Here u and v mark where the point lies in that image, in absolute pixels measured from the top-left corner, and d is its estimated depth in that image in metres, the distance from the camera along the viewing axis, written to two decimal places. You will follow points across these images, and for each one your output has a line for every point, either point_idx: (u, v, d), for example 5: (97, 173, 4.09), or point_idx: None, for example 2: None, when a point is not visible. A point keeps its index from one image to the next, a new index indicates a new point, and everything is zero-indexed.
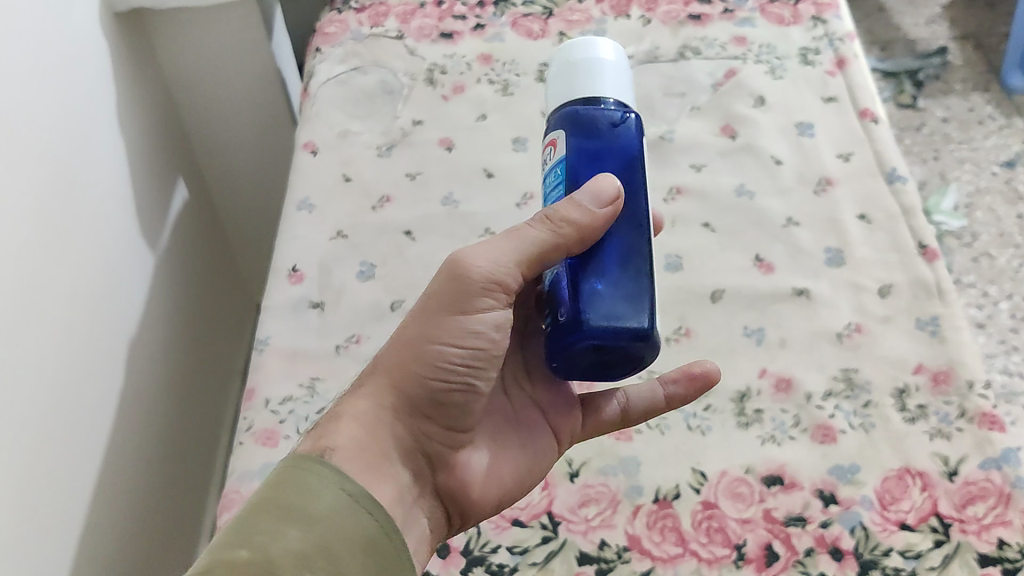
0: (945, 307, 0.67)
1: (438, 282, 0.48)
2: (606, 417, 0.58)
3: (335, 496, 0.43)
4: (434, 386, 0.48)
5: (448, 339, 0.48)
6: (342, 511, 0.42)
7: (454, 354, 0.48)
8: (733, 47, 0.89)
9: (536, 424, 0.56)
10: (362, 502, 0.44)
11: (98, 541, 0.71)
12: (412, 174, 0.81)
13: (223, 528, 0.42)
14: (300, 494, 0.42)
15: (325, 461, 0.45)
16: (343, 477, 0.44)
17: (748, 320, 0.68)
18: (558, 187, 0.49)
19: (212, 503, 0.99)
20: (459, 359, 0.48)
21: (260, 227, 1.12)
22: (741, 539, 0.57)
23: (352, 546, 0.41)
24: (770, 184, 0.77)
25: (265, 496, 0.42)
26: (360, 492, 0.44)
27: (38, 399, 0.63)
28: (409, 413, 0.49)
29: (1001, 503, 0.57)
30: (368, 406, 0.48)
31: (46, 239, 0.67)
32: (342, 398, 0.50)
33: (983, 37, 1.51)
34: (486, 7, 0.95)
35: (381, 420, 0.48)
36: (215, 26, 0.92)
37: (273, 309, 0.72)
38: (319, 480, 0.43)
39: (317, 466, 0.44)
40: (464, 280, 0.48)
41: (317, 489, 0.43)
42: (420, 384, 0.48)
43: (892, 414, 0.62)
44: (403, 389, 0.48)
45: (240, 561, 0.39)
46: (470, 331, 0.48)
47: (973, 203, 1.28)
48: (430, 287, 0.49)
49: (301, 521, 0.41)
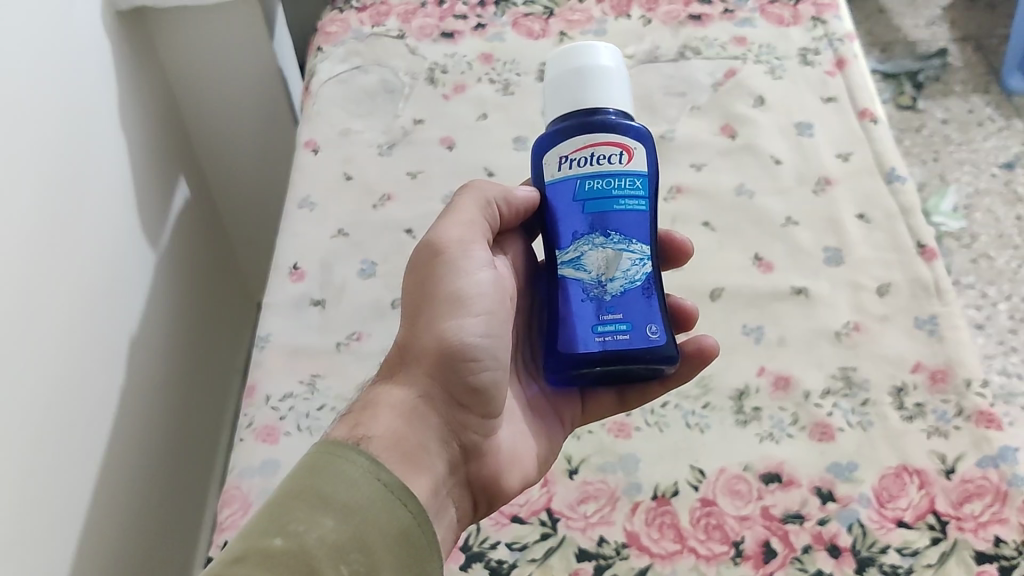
0: (943, 306, 0.68)
1: None
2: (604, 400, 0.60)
3: (371, 486, 0.44)
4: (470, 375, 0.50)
5: (467, 314, 0.51)
6: (379, 500, 0.44)
7: (474, 327, 0.51)
8: (733, 47, 0.89)
9: (544, 413, 0.58)
10: (397, 492, 0.44)
11: (99, 536, 0.71)
12: (413, 172, 0.81)
13: (261, 509, 0.43)
14: (335, 483, 0.43)
15: (359, 449, 0.46)
16: (377, 466, 0.45)
17: (747, 319, 0.69)
18: (634, 198, 0.52)
19: (214, 501, 1.00)
20: (479, 331, 0.51)
21: (262, 226, 1.13)
22: (739, 536, 0.57)
23: (385, 537, 0.43)
24: (769, 183, 0.78)
25: (299, 483, 0.43)
26: (394, 480, 0.45)
27: (40, 396, 0.64)
28: (445, 403, 0.51)
29: (998, 501, 0.57)
30: (403, 396, 0.50)
31: (47, 236, 0.67)
32: (376, 389, 0.51)
33: (983, 39, 1.51)
34: (487, 7, 0.95)
35: (417, 408, 0.50)
36: (217, 24, 0.92)
37: (274, 307, 0.72)
38: (353, 468, 0.44)
39: (353, 454, 0.45)
40: None
41: (350, 476, 0.44)
42: (458, 374, 0.50)
43: (890, 412, 0.62)
44: (431, 371, 0.50)
45: (276, 551, 0.40)
46: None
47: (973, 204, 1.29)
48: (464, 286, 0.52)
49: (336, 511, 0.42)
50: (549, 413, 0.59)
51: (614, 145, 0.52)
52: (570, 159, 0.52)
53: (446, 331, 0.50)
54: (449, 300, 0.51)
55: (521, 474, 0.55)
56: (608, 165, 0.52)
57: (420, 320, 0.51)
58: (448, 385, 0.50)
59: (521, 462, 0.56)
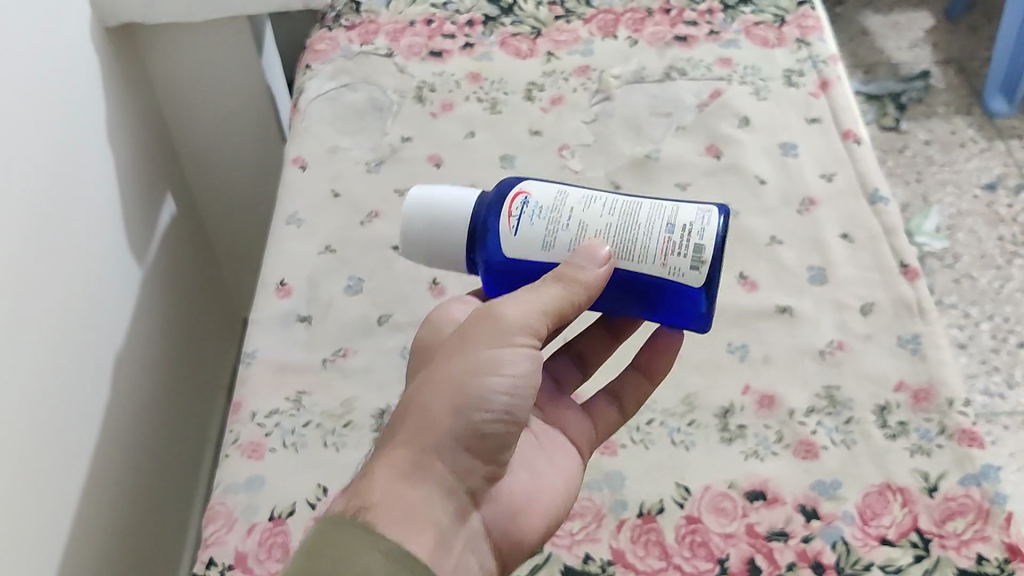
0: (925, 326, 0.68)
1: (472, 327, 0.50)
2: (609, 417, 0.62)
3: (371, 556, 0.40)
4: (476, 416, 0.47)
5: (490, 369, 0.48)
6: (389, 574, 0.40)
7: (497, 383, 0.48)
8: (718, 68, 0.90)
9: (560, 443, 0.58)
10: (400, 561, 0.41)
11: (84, 551, 0.70)
12: (401, 190, 0.81)
13: None
14: (334, 557, 0.40)
15: (360, 520, 0.42)
16: (378, 537, 0.41)
17: (732, 337, 0.69)
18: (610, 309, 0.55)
19: (198, 518, 0.99)
20: (502, 388, 0.48)
21: (249, 243, 1.13)
22: (724, 553, 0.58)
23: None
24: (754, 203, 0.78)
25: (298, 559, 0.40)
26: (398, 550, 0.41)
27: (23, 412, 0.63)
28: (455, 451, 0.47)
29: (980, 518, 0.57)
30: (406, 451, 0.46)
31: (38, 254, 0.68)
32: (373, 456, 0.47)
33: (965, 62, 1.54)
34: (476, 26, 0.96)
35: (421, 463, 0.46)
36: (206, 44, 0.93)
37: (261, 323, 0.72)
38: (351, 539, 0.41)
39: (351, 527, 0.41)
40: (497, 322, 0.49)
41: (351, 550, 0.40)
42: (460, 416, 0.47)
43: (874, 430, 0.63)
44: (441, 425, 0.47)
45: None
46: (505, 360, 0.48)
47: (955, 225, 1.30)
48: (462, 334, 0.50)
49: None
50: (567, 444, 0.59)
51: (517, 195, 0.53)
52: (513, 227, 0.52)
53: (469, 387, 0.47)
54: (475, 357, 0.48)
55: (544, 513, 0.54)
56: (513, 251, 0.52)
57: (437, 374, 0.48)
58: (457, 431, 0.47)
59: (543, 508, 0.54)
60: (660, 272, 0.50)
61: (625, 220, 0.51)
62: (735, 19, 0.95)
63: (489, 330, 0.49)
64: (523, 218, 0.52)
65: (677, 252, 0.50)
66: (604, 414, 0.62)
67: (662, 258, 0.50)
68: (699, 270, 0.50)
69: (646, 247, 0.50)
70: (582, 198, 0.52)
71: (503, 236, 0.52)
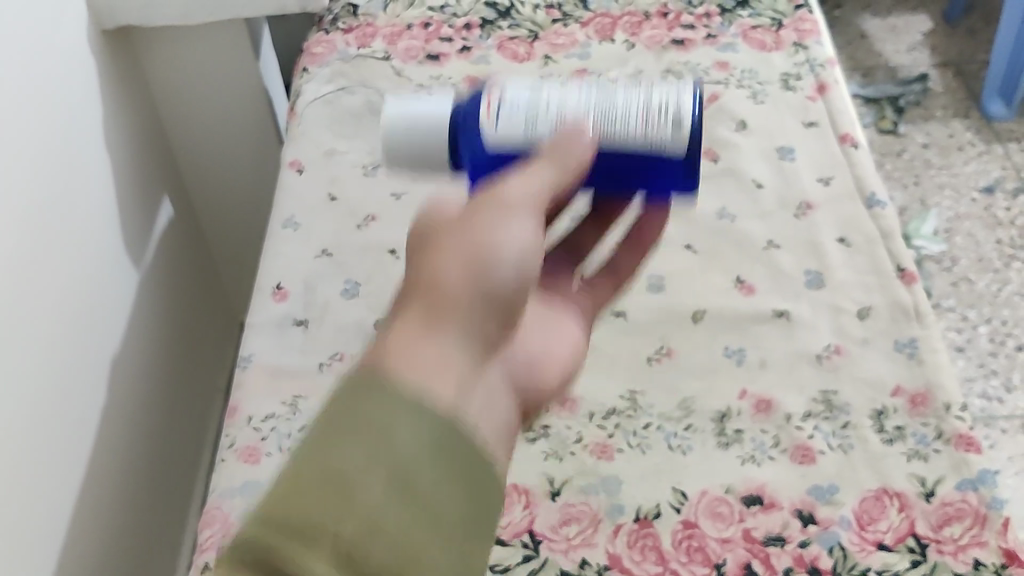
0: (923, 330, 0.68)
1: (414, 309, 0.40)
2: (549, 373, 0.51)
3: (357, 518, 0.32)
4: (476, 286, 0.41)
5: (479, 274, 0.41)
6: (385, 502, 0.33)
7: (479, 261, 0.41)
8: (715, 72, 0.90)
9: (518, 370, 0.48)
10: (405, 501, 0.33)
11: (79, 555, 0.70)
12: (398, 194, 0.81)
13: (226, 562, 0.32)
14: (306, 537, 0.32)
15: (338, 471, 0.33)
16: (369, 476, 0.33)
17: (729, 341, 0.69)
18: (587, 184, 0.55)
19: (194, 523, 0.99)
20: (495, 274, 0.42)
21: (246, 246, 1.13)
22: (721, 558, 0.57)
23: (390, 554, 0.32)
24: (751, 207, 0.78)
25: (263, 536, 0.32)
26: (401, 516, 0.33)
27: (19, 416, 0.63)
28: (461, 327, 0.40)
29: (978, 523, 0.57)
30: (357, 406, 0.35)
31: (34, 258, 0.67)
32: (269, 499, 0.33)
33: (963, 65, 1.54)
34: (473, 29, 0.96)
35: (421, 357, 0.38)
36: (203, 47, 0.93)
37: (258, 326, 0.72)
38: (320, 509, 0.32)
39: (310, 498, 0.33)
40: (442, 287, 0.40)
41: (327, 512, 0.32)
42: (459, 298, 0.40)
43: (871, 435, 0.63)
44: (438, 327, 0.39)
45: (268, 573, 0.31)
46: (493, 276, 0.41)
47: (953, 228, 1.30)
48: (393, 329, 0.39)
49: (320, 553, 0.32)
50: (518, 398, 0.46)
51: (492, 96, 0.53)
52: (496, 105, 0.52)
53: (455, 289, 0.40)
54: (436, 301, 0.40)
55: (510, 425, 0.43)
56: (498, 109, 0.52)
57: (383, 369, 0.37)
58: (457, 313, 0.40)
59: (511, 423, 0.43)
60: (642, 145, 0.51)
61: (603, 99, 0.52)
62: (732, 23, 0.95)
63: (437, 299, 0.40)
64: (504, 102, 0.52)
65: (657, 114, 0.51)
66: (547, 370, 0.51)
67: (643, 110, 0.51)
68: (683, 131, 0.50)
69: (626, 107, 0.51)
70: (557, 88, 0.53)
71: (484, 132, 0.51)
